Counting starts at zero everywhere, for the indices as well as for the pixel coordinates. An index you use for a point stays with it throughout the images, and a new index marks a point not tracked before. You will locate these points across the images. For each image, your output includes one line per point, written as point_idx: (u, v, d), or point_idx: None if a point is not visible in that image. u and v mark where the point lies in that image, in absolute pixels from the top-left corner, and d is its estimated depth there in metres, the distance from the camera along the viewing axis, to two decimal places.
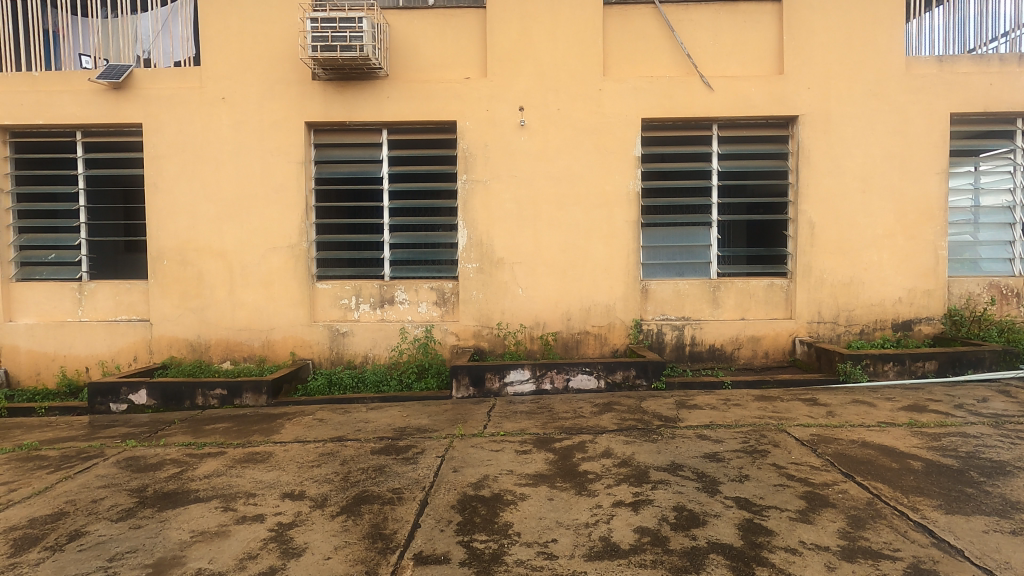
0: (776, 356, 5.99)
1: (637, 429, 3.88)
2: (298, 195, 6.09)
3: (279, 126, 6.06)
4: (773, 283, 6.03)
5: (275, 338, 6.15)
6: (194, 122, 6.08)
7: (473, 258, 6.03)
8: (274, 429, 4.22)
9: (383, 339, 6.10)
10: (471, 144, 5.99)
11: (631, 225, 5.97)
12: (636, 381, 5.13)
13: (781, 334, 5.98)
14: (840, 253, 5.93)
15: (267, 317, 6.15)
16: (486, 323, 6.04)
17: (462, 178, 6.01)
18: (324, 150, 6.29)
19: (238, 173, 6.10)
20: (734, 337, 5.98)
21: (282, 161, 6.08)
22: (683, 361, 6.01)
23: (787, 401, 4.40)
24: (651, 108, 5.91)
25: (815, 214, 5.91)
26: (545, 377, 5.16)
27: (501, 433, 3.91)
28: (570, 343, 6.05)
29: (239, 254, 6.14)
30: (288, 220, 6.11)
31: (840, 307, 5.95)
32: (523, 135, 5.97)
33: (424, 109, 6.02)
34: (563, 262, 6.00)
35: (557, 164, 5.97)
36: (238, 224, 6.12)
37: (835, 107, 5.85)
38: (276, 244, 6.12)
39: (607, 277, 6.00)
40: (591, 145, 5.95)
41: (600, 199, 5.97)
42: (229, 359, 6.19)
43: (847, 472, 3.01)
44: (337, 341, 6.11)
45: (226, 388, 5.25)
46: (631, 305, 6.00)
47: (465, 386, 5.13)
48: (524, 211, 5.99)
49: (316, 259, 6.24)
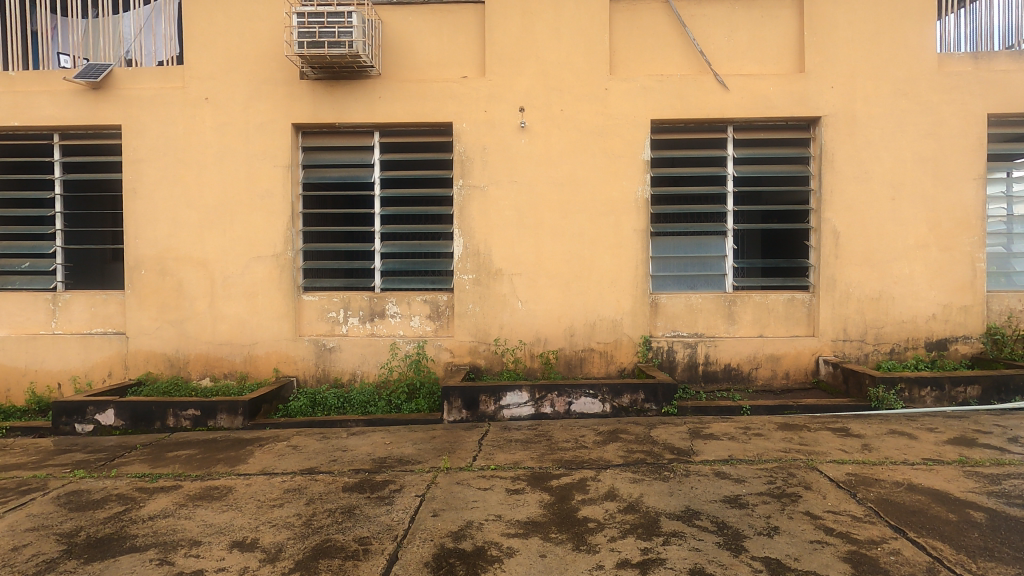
0: (798, 377, 5.50)
1: (645, 464, 3.41)
2: (284, 202, 5.72)
3: (265, 129, 5.71)
4: (794, 297, 5.56)
5: (258, 354, 5.76)
6: (176, 123, 5.74)
7: (469, 268, 5.61)
8: (241, 458, 3.80)
9: (372, 355, 5.69)
10: (468, 147, 5.61)
11: (639, 234, 5.54)
12: (645, 405, 4.67)
13: (804, 353, 5.49)
14: (867, 266, 5.45)
15: (249, 331, 5.76)
16: (482, 339, 5.61)
17: (458, 184, 5.61)
18: (313, 154, 5.93)
19: (220, 178, 5.74)
20: (752, 355, 5.51)
21: (268, 165, 5.72)
22: (696, 381, 5.53)
23: (815, 431, 3.92)
24: (661, 108, 5.50)
25: (840, 223, 5.45)
26: (545, 401, 4.73)
27: (491, 466, 3.46)
28: (573, 361, 5.60)
29: (221, 264, 5.76)
30: (273, 228, 5.74)
31: (868, 324, 5.46)
32: (524, 137, 5.57)
33: (418, 111, 5.64)
34: (566, 274, 5.57)
35: (560, 168, 5.56)
36: (220, 232, 5.76)
37: (861, 108, 5.41)
38: (260, 253, 5.74)
39: (613, 290, 5.56)
40: (596, 148, 5.54)
41: (606, 205, 5.54)
42: (208, 376, 5.79)
43: (896, 526, 2.54)
44: (324, 357, 5.71)
45: (200, 408, 4.85)
46: (639, 319, 5.55)
47: (457, 410, 4.70)
48: (525, 218, 5.58)
49: (303, 269, 5.86)
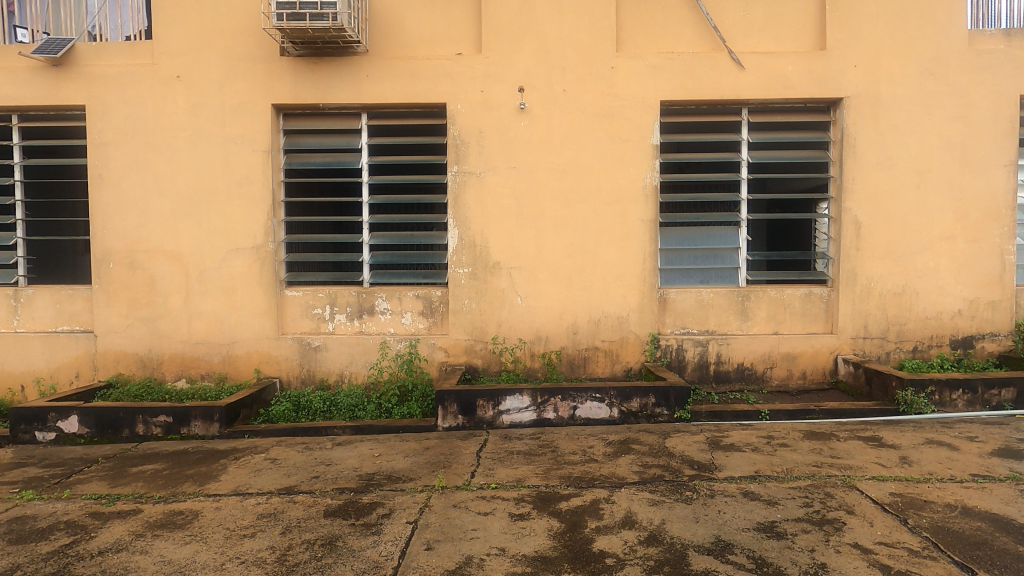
0: (815, 378, 5.17)
1: (663, 482, 3.05)
2: (264, 190, 5.29)
3: (242, 110, 5.26)
4: (811, 292, 5.22)
5: (238, 354, 5.36)
6: (146, 104, 5.28)
7: (465, 262, 5.22)
8: (212, 474, 3.41)
9: (361, 354, 5.31)
10: (463, 130, 5.19)
11: (647, 224, 5.16)
12: (656, 410, 4.33)
13: (821, 352, 5.16)
14: (890, 259, 5.11)
15: (228, 329, 5.36)
16: (479, 337, 5.24)
17: (452, 170, 5.21)
18: (295, 137, 5.49)
19: (195, 164, 5.30)
20: (767, 354, 5.17)
21: (246, 149, 5.28)
22: (707, 382, 5.19)
23: (844, 441, 3.59)
24: (671, 89, 5.11)
25: (861, 213, 5.10)
26: (548, 405, 4.37)
27: (492, 485, 3.09)
28: (576, 361, 5.24)
29: (196, 256, 5.34)
30: (252, 218, 5.31)
31: (890, 320, 5.13)
32: (523, 120, 5.16)
33: (409, 91, 5.21)
34: (568, 268, 5.19)
35: (563, 154, 5.16)
36: (195, 222, 5.32)
37: (886, 89, 5.04)
38: (239, 245, 5.32)
39: (619, 285, 5.19)
40: (601, 131, 5.14)
41: (612, 194, 5.16)
42: (184, 377, 5.39)
43: (962, 563, 2.21)
44: (309, 357, 5.32)
45: (172, 414, 4.45)
46: (646, 316, 5.19)
47: (452, 415, 4.35)
48: (525, 207, 5.19)
49: (285, 262, 5.45)
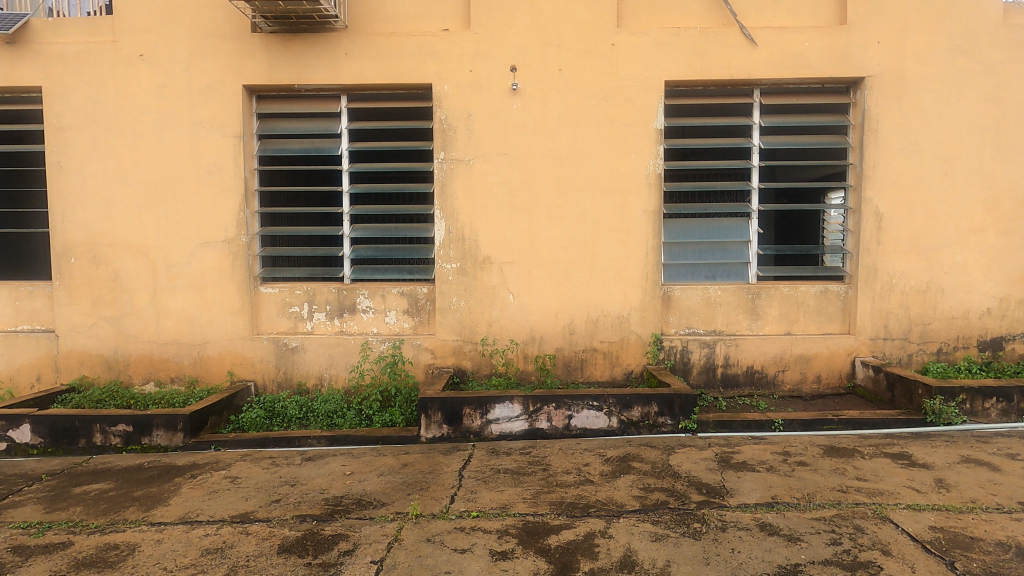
0: (830, 382, 4.79)
1: (667, 511, 2.68)
2: (236, 178, 4.89)
3: (211, 91, 4.85)
4: (827, 289, 4.83)
5: (210, 355, 5.00)
6: (106, 85, 4.87)
7: (453, 257, 4.83)
8: (161, 498, 3.04)
9: (341, 356, 4.94)
10: (450, 114, 4.78)
11: (650, 216, 4.75)
12: (658, 420, 3.96)
13: (838, 354, 4.78)
14: (913, 253, 4.70)
15: (198, 329, 4.98)
16: (468, 337, 4.87)
17: (439, 157, 4.80)
18: (269, 122, 5.08)
19: (161, 151, 4.90)
20: (778, 356, 4.80)
21: (215, 134, 4.88)
22: (714, 386, 4.82)
23: (870, 458, 3.21)
24: (677, 68, 4.68)
25: (882, 203, 4.69)
26: (540, 414, 4.00)
27: (473, 513, 2.72)
28: (573, 363, 4.86)
29: (163, 250, 4.95)
30: (223, 208, 4.92)
31: (912, 320, 4.74)
32: (515, 102, 4.75)
33: (392, 70, 4.79)
34: (565, 262, 4.80)
35: (558, 139, 4.75)
36: (161, 213, 4.93)
37: (912, 67, 4.61)
38: (209, 238, 4.93)
39: (619, 281, 4.80)
40: (601, 114, 4.72)
41: (612, 182, 4.75)
42: (153, 380, 5.03)
43: None
44: (285, 358, 4.96)
45: (132, 423, 4.09)
46: (649, 315, 4.81)
47: (436, 425, 3.99)
48: (517, 197, 4.78)
49: (260, 257, 5.06)
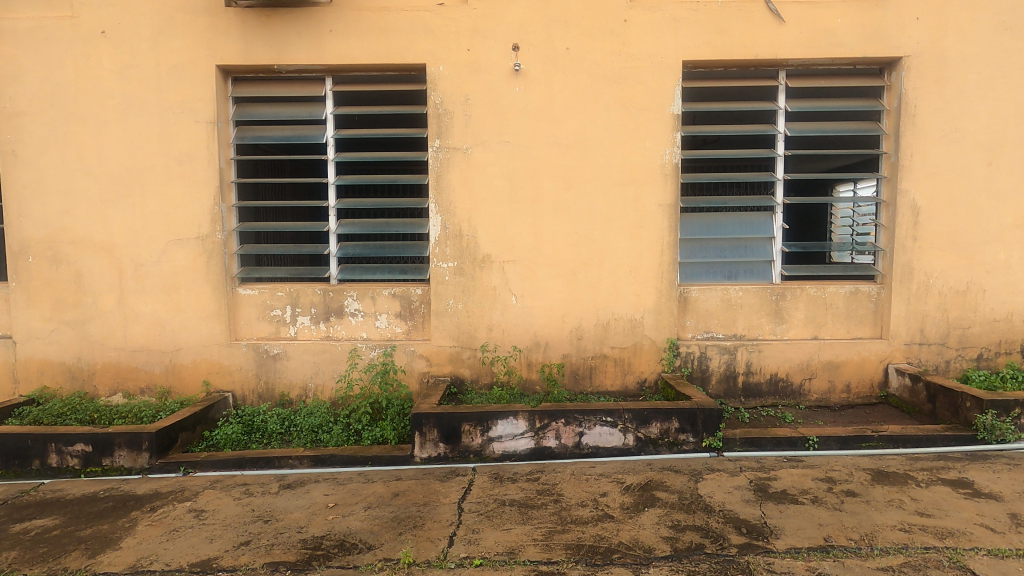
0: (861, 391, 4.41)
1: (704, 558, 2.28)
2: (209, 169, 4.44)
3: (181, 72, 4.38)
4: (857, 290, 4.43)
5: (183, 363, 4.56)
6: (64, 65, 4.38)
7: (449, 255, 4.40)
8: (112, 539, 2.62)
9: (328, 364, 4.51)
10: (446, 97, 4.33)
11: (665, 209, 4.33)
12: (679, 437, 3.56)
13: (868, 360, 4.40)
14: (953, 250, 4.31)
15: (170, 335, 4.54)
16: (466, 343, 4.45)
17: (433, 145, 4.36)
18: (247, 106, 4.62)
19: (125, 139, 4.42)
20: (804, 363, 4.41)
21: (186, 120, 4.42)
22: (734, 396, 4.43)
23: (926, 487, 2.83)
24: (696, 47, 4.25)
25: (920, 196, 4.29)
26: (548, 431, 3.60)
27: (475, 562, 2.31)
28: (581, 371, 4.45)
29: (130, 248, 4.49)
30: (196, 202, 4.46)
31: (951, 323, 4.35)
32: (518, 84, 4.31)
33: (381, 49, 4.34)
34: (572, 261, 4.38)
35: (565, 125, 4.32)
36: (127, 208, 4.46)
37: (954, 46, 4.19)
38: (181, 235, 4.48)
39: (632, 282, 4.38)
40: (611, 98, 4.29)
41: (624, 173, 4.32)
42: (121, 391, 4.59)
43: None
44: (266, 366, 4.53)
45: (91, 443, 3.65)
46: (664, 318, 4.40)
47: (432, 444, 3.59)
48: (520, 190, 4.35)
49: (237, 255, 4.62)
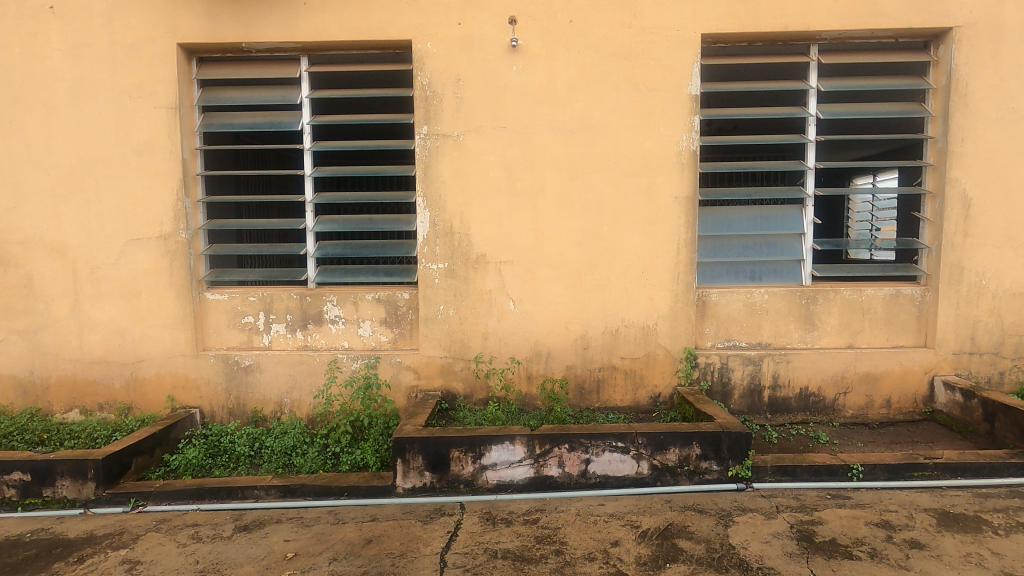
0: (902, 407, 3.92)
1: None
2: (171, 161, 3.98)
3: (139, 53, 3.92)
4: (898, 292, 3.94)
5: (146, 377, 4.11)
6: (9, 44, 3.92)
7: (439, 255, 3.93)
8: None
9: (305, 377, 4.06)
10: (435, 78, 3.85)
11: (682, 202, 3.84)
12: (701, 465, 3.09)
13: (911, 372, 3.90)
14: (1009, 248, 3.80)
15: (131, 345, 4.10)
16: (459, 354, 3.99)
17: (421, 132, 3.88)
18: (214, 90, 4.15)
19: (78, 127, 3.96)
20: (839, 375, 3.92)
21: (146, 106, 3.95)
22: (759, 412, 3.95)
23: (1007, 536, 2.35)
24: (719, 18, 3.74)
25: (972, 186, 3.78)
26: (550, 458, 3.13)
27: None
28: (587, 384, 3.98)
29: (85, 249, 4.03)
30: (157, 198, 4.00)
31: (1006, 330, 3.85)
32: (515, 63, 3.82)
33: (361, 24, 3.85)
34: (577, 262, 3.90)
35: (569, 109, 3.83)
36: (80, 204, 4.01)
37: (1012, 15, 3.67)
38: (141, 234, 4.03)
39: (645, 284, 3.90)
40: (621, 77, 3.80)
41: (636, 161, 3.83)
42: (77, 407, 4.14)
43: None
44: (237, 380, 4.08)
45: (29, 471, 3.21)
46: (680, 325, 3.92)
47: (416, 473, 3.14)
48: (518, 182, 3.87)
49: (205, 256, 4.16)
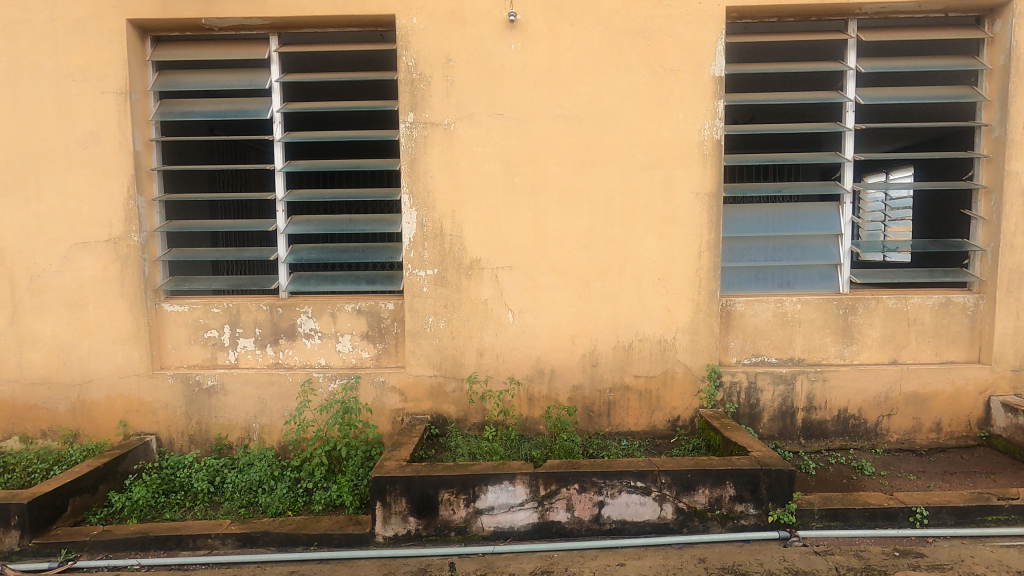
0: (954, 431, 3.45)
1: None
2: (122, 153, 3.49)
3: (84, 30, 3.42)
4: (949, 301, 3.47)
5: (95, 400, 3.61)
6: None
7: (428, 261, 3.45)
8: None
9: (276, 400, 3.57)
10: (421, 58, 3.36)
11: (704, 199, 3.37)
12: (736, 509, 2.61)
13: (965, 392, 3.44)
14: None
15: (77, 364, 3.60)
16: (450, 372, 3.50)
17: (406, 120, 3.39)
18: (171, 73, 3.66)
19: (14, 115, 3.47)
20: (882, 396, 3.45)
21: (91, 90, 3.46)
22: (792, 438, 3.48)
23: None
24: None
25: None
26: (556, 501, 2.65)
27: None
28: (597, 406, 3.50)
29: (23, 255, 3.53)
30: (105, 196, 3.51)
31: None
32: (513, 41, 3.35)
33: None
34: (584, 268, 3.42)
35: (575, 93, 3.35)
36: (18, 203, 3.51)
37: None
38: (88, 237, 3.53)
39: (662, 294, 3.42)
40: (634, 56, 3.33)
41: (651, 153, 3.36)
42: (16, 435, 3.63)
43: None
44: (198, 403, 3.59)
45: None
46: (702, 339, 3.45)
47: (398, 519, 2.65)
48: (517, 177, 3.40)
49: (162, 262, 3.67)
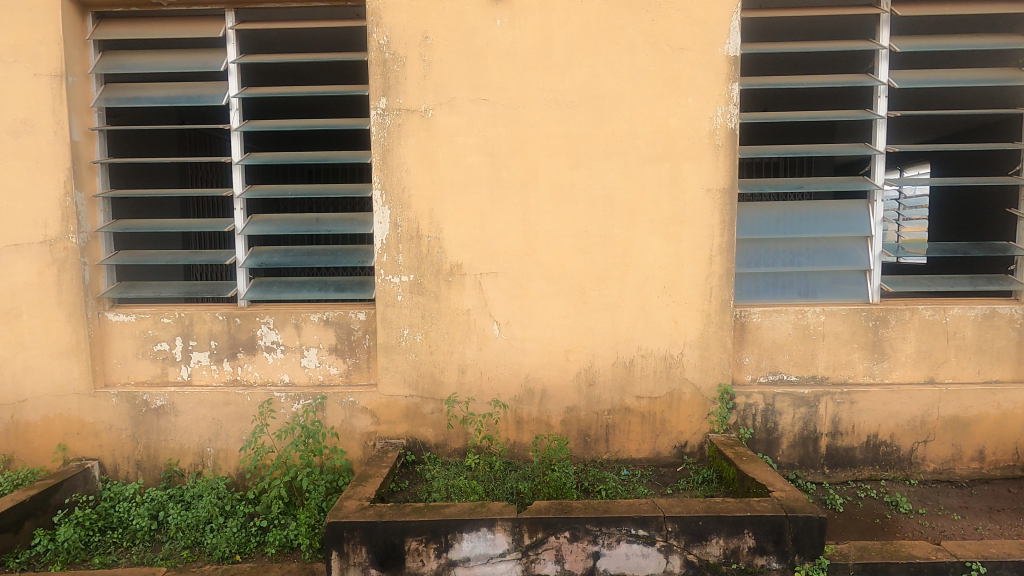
0: (999, 460, 3.04)
1: None
2: (57, 144, 3.09)
3: (13, 4, 3.02)
4: (994, 312, 3.06)
5: (30, 420, 3.22)
6: None
7: (402, 266, 3.04)
8: None
9: (232, 422, 3.17)
10: (394, 36, 2.96)
11: (716, 196, 2.96)
12: (756, 563, 2.21)
13: (1011, 416, 3.03)
14: None
15: (10, 380, 3.20)
16: (428, 392, 3.10)
17: (377, 107, 2.99)
18: (116, 55, 3.26)
19: None
20: (917, 421, 3.04)
21: (22, 73, 3.06)
22: (814, 467, 3.07)
23: None
24: None
25: None
26: (543, 552, 2.25)
27: None
28: (593, 431, 3.10)
29: None
30: (39, 192, 3.11)
31: None
32: (499, 15, 2.94)
33: None
34: (580, 274, 3.02)
35: (570, 75, 2.94)
36: None
37: None
38: (20, 238, 3.13)
39: (668, 303, 3.02)
40: (636, 33, 2.92)
41: (657, 143, 2.95)
42: None
43: None
44: (146, 424, 3.20)
45: None
46: (712, 355, 3.04)
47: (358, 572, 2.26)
48: (504, 170, 2.99)
49: (107, 266, 3.27)
